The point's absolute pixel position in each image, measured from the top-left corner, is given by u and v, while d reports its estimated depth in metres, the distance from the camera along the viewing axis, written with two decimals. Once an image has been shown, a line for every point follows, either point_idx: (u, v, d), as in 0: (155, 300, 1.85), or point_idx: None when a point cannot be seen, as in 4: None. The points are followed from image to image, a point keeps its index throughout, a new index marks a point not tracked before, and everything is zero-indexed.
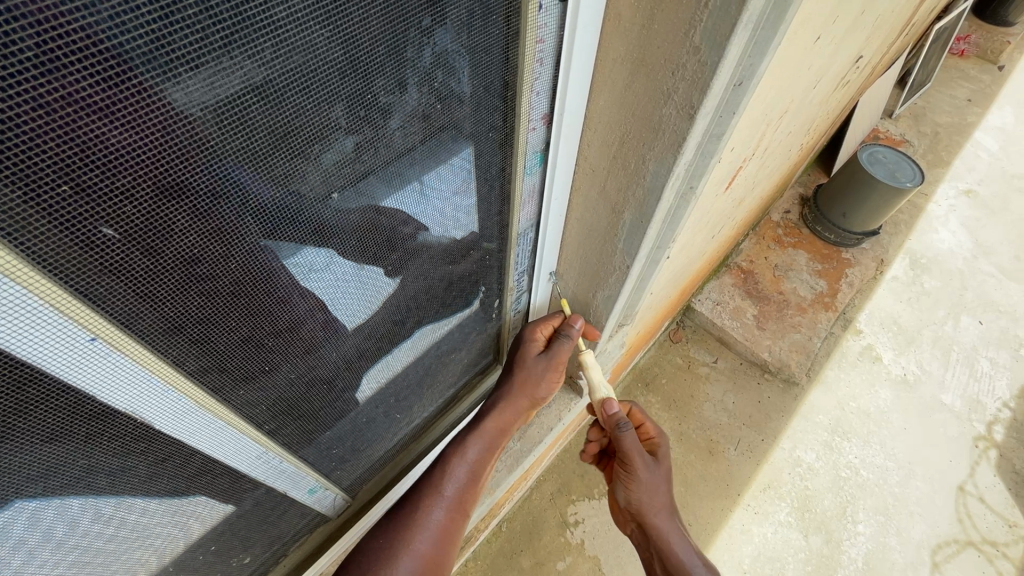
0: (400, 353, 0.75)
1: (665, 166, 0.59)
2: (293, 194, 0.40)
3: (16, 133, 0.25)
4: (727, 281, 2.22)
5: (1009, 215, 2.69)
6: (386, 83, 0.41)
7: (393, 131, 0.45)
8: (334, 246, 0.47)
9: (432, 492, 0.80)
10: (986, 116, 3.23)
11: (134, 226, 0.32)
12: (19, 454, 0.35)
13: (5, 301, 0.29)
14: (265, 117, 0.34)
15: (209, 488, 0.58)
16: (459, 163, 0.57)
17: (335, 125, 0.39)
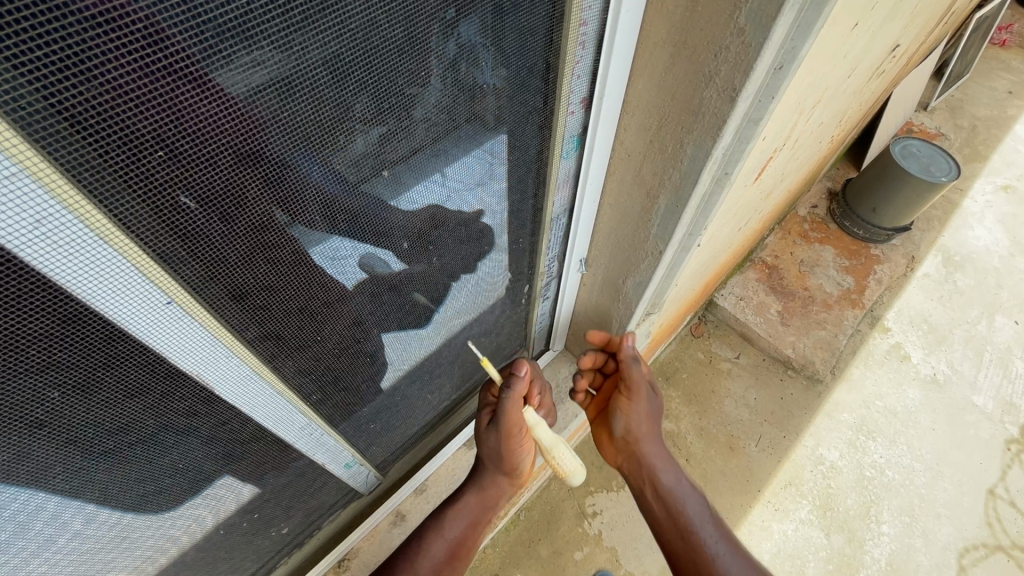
0: (425, 339, 0.77)
1: (703, 149, 0.59)
2: (331, 175, 0.40)
3: (112, 101, 0.27)
4: (751, 276, 2.20)
5: None
6: (410, 78, 0.41)
7: (416, 127, 0.45)
8: (380, 224, 0.49)
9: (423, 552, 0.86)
10: None
11: (210, 195, 0.34)
12: (109, 407, 0.38)
13: (100, 260, 0.31)
14: (318, 98, 0.35)
15: (253, 461, 0.60)
16: (489, 151, 0.57)
17: (374, 111, 0.40)
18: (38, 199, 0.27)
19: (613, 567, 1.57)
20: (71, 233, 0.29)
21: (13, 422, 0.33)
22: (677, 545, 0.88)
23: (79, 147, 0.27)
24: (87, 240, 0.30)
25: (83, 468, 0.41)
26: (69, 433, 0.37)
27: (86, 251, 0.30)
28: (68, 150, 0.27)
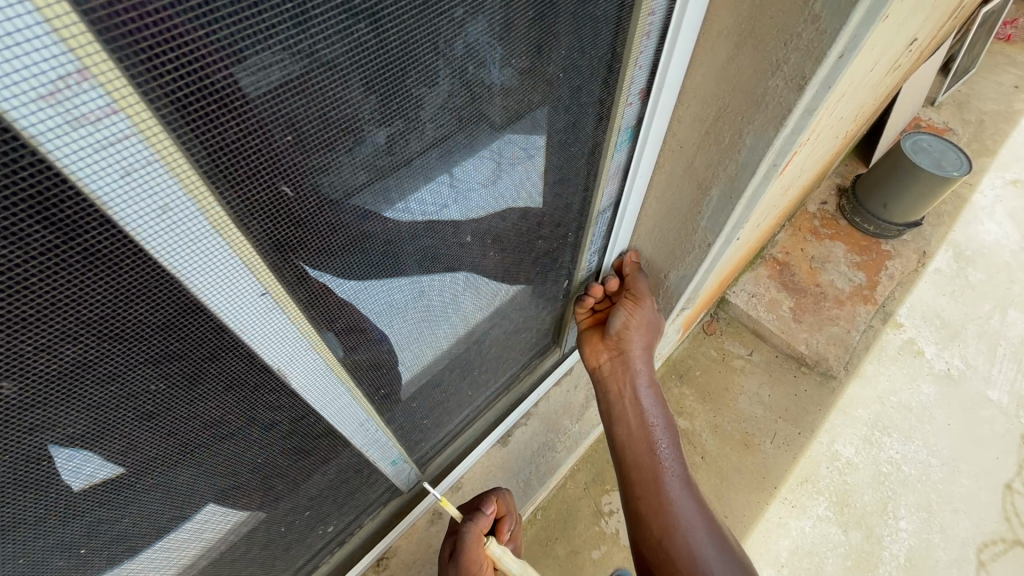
0: (439, 341, 0.70)
1: (764, 139, 0.59)
2: (328, 180, 0.35)
3: (223, 94, 0.27)
4: (762, 273, 2.19)
5: None
6: (419, 79, 0.36)
7: (424, 126, 0.40)
8: (441, 215, 0.50)
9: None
10: None
11: (308, 182, 0.34)
12: (210, 400, 0.38)
13: (212, 254, 0.32)
14: (331, 95, 0.31)
15: (307, 469, 0.58)
16: (496, 149, 0.51)
17: (380, 111, 0.35)
18: (154, 188, 0.27)
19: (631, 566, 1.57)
20: (188, 227, 0.30)
21: (127, 415, 0.33)
22: (645, 483, 0.91)
23: (192, 142, 0.27)
24: (202, 234, 0.30)
25: (179, 470, 0.41)
26: (173, 430, 0.37)
27: (200, 244, 0.31)
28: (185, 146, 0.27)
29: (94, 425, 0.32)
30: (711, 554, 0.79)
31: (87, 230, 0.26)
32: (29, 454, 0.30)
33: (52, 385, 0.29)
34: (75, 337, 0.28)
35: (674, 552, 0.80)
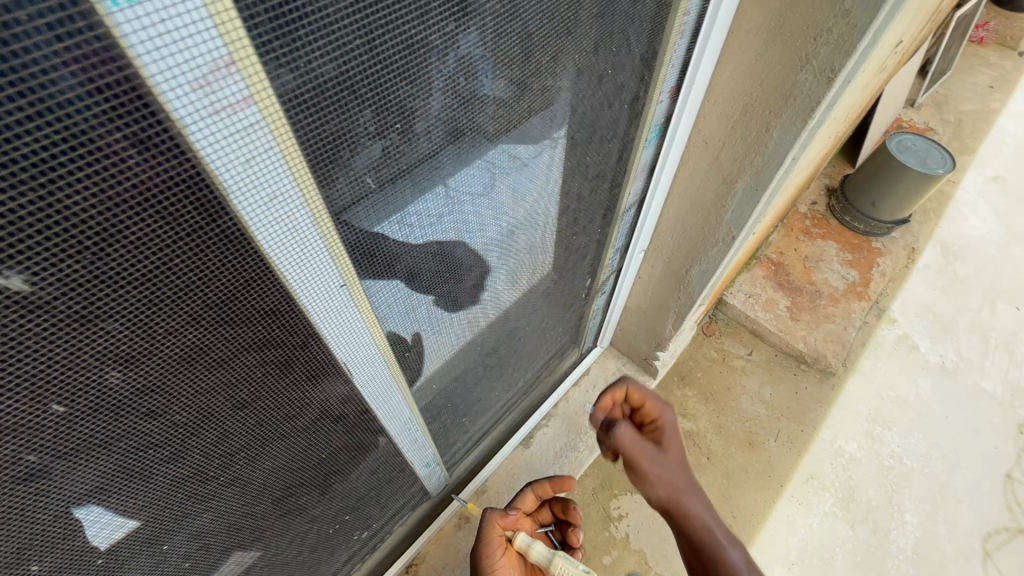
0: (454, 348, 0.70)
1: (792, 132, 0.61)
2: (326, 191, 0.36)
3: (326, 106, 0.32)
4: (758, 273, 2.23)
5: None
6: (411, 90, 0.37)
7: (420, 139, 0.40)
8: (462, 207, 0.51)
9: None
10: (1008, 102, 3.22)
11: (385, 173, 0.40)
12: (289, 390, 0.44)
13: (306, 249, 0.37)
14: (403, 97, 0.36)
15: (350, 468, 0.59)
16: (491, 160, 0.50)
17: (376, 123, 0.36)
18: (264, 180, 0.31)
19: (643, 570, 1.56)
20: (292, 224, 0.35)
21: (224, 401, 0.39)
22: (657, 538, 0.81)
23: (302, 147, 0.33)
24: (303, 230, 0.35)
25: (264, 449, 0.46)
26: (262, 409, 0.43)
27: (300, 241, 0.36)
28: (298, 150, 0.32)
29: (198, 405, 0.38)
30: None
31: (218, 228, 0.31)
32: (146, 431, 0.36)
33: (172, 366, 0.34)
34: (197, 321, 0.34)
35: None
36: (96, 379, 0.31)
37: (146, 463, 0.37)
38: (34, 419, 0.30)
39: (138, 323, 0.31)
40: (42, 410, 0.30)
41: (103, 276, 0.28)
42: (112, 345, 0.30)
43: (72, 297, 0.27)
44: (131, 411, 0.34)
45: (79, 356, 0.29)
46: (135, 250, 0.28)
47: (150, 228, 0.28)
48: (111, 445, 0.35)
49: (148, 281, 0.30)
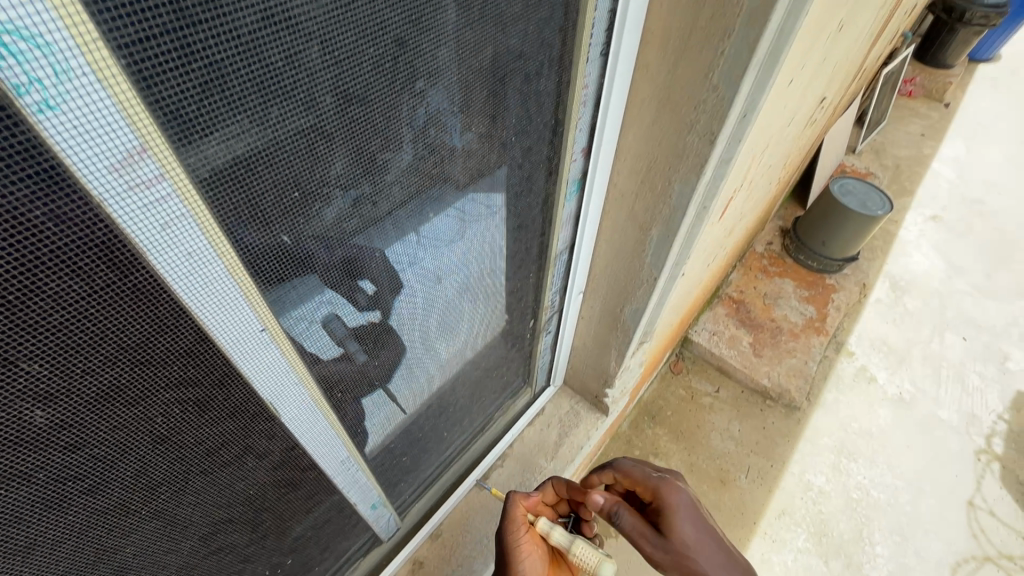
0: (413, 383, 0.76)
1: (688, 186, 0.70)
2: (255, 240, 0.37)
3: (252, 158, 0.33)
4: (720, 311, 2.32)
5: (971, 238, 2.92)
6: (381, 144, 0.42)
7: (388, 187, 0.46)
8: (431, 252, 0.59)
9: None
10: (939, 149, 3.53)
11: (317, 228, 0.41)
12: (212, 425, 0.43)
13: (224, 295, 0.37)
14: (336, 151, 0.38)
15: (283, 508, 0.60)
16: (461, 208, 0.59)
17: (347, 172, 0.40)
18: (181, 232, 0.32)
19: None
20: (209, 272, 0.35)
21: (142, 438, 0.38)
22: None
23: (220, 196, 0.33)
24: (219, 277, 0.35)
25: (181, 491, 0.45)
26: (178, 453, 0.42)
27: (215, 288, 0.36)
28: (216, 199, 0.33)
29: (106, 453, 0.36)
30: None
31: (127, 280, 0.31)
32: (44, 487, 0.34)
33: (78, 416, 0.33)
34: (104, 371, 0.33)
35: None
36: None
37: (53, 508, 0.36)
38: None
39: (43, 364, 0.30)
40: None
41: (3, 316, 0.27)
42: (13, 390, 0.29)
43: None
44: (30, 468, 0.32)
45: None
46: (39, 294, 0.27)
47: (55, 270, 0.28)
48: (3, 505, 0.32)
49: (50, 334, 0.29)
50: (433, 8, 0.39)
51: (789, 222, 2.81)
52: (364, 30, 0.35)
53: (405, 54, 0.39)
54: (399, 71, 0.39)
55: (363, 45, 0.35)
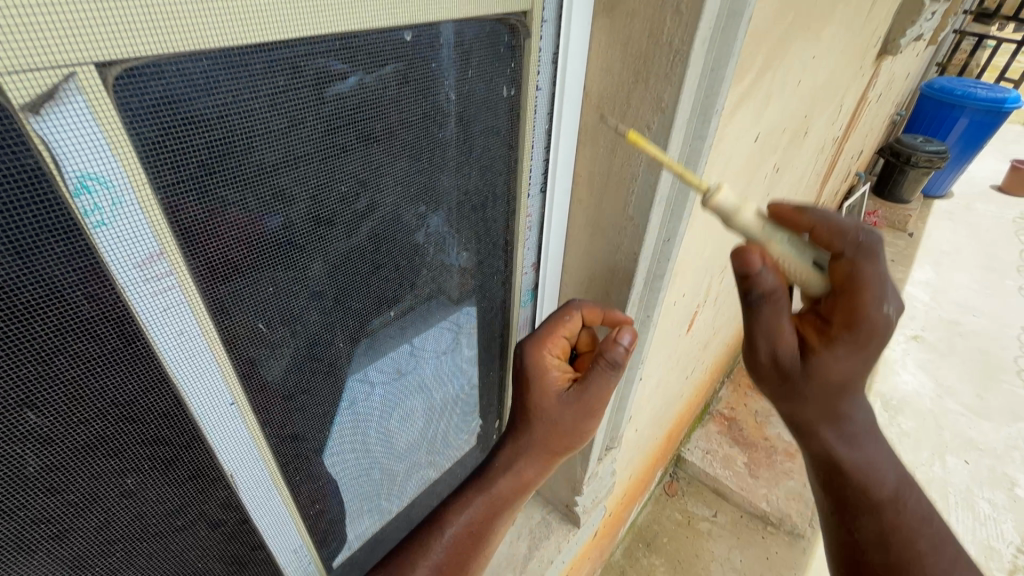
0: (393, 483, 0.84)
1: (623, 296, 0.81)
2: (235, 326, 0.46)
3: (244, 264, 0.44)
4: (713, 428, 2.33)
5: (957, 359, 3.01)
6: (379, 257, 0.58)
7: (394, 287, 0.63)
8: (422, 355, 0.76)
9: (434, 534, 0.76)
10: (911, 273, 3.77)
11: (290, 320, 0.51)
12: (173, 487, 0.48)
13: (201, 367, 0.45)
14: (313, 261, 0.50)
15: None
16: (453, 320, 0.78)
17: (322, 277, 0.51)
18: (177, 314, 0.41)
19: None
20: (192, 347, 0.43)
21: (110, 491, 0.44)
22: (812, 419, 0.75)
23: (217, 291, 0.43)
24: (200, 351, 0.44)
25: (133, 552, 0.49)
26: (136, 512, 0.47)
27: (195, 360, 0.44)
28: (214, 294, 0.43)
29: (75, 504, 0.42)
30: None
31: (125, 348, 0.39)
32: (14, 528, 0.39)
33: (60, 464, 0.39)
34: (90, 424, 0.40)
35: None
36: None
37: (21, 553, 0.40)
38: None
39: (49, 414, 0.37)
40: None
41: (33, 371, 0.35)
42: (23, 433, 0.36)
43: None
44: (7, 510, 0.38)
45: None
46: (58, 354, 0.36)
47: (74, 338, 0.36)
48: None
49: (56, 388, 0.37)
50: (389, 159, 0.53)
51: None
52: (338, 176, 0.48)
53: (370, 192, 0.52)
54: (366, 202, 0.52)
55: (336, 188, 0.48)
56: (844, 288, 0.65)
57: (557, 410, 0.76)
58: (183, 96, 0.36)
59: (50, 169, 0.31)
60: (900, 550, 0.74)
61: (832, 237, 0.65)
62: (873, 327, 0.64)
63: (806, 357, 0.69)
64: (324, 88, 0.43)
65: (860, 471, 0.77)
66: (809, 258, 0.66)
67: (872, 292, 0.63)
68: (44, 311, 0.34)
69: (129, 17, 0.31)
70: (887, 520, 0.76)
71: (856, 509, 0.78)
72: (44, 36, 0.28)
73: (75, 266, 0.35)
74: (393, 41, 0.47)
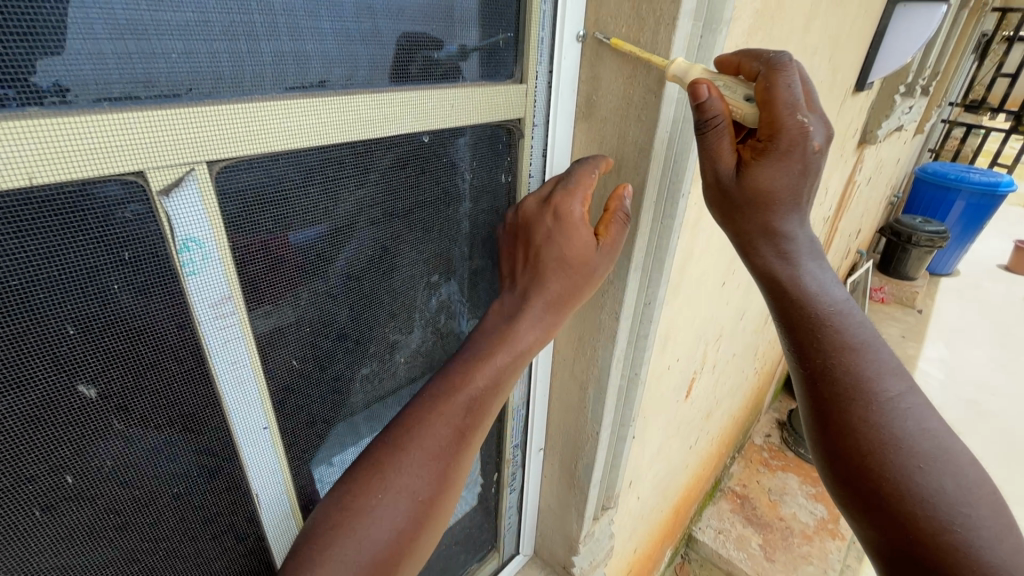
0: None
1: (609, 350, 0.90)
2: (276, 361, 0.57)
3: (287, 310, 0.55)
4: (724, 506, 2.48)
5: (977, 438, 2.98)
6: (398, 315, 0.70)
7: (411, 342, 0.75)
8: None
9: (441, 399, 0.60)
10: (923, 349, 3.79)
11: (319, 359, 0.61)
12: (209, 497, 0.56)
13: (246, 391, 0.55)
14: (343, 312, 0.61)
15: None
16: None
17: (349, 325, 0.63)
18: (235, 345, 0.52)
19: None
20: (241, 374, 0.53)
21: (161, 495, 0.52)
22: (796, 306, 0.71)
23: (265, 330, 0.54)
24: (247, 378, 0.54)
25: (167, 559, 0.56)
26: (175, 518, 0.54)
27: (242, 385, 0.54)
28: (264, 332, 0.54)
29: (132, 504, 0.50)
30: (977, 482, 0.60)
31: (192, 370, 0.50)
32: (85, 518, 0.47)
33: (130, 466, 0.48)
34: (157, 432, 0.49)
35: (922, 528, 0.58)
36: (73, 467, 0.45)
37: (88, 541, 0.48)
38: (24, 491, 0.42)
39: (129, 420, 0.47)
40: (46, 478, 0.43)
41: (128, 381, 0.46)
42: (112, 433, 0.46)
43: (102, 396, 0.45)
44: (82, 501, 0.46)
45: (75, 444, 0.44)
46: (146, 370, 0.46)
47: (157, 359, 0.47)
48: (54, 528, 0.45)
49: (139, 399, 0.47)
50: (408, 230, 0.66)
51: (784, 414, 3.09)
52: (367, 243, 0.61)
53: (390, 254, 0.64)
54: (386, 264, 0.65)
55: (363, 250, 0.61)
56: (762, 104, 0.62)
57: (566, 247, 0.68)
58: (261, 186, 0.49)
59: (168, 232, 0.44)
60: (872, 429, 0.63)
61: (745, 62, 0.65)
62: (793, 137, 0.61)
63: (740, 179, 0.66)
64: (363, 178, 0.57)
65: (843, 333, 0.68)
66: (745, 92, 0.65)
67: (783, 97, 0.60)
68: (145, 335, 0.45)
69: (230, 130, 0.45)
70: (862, 393, 0.65)
71: (829, 380, 0.68)
72: (181, 143, 0.42)
73: (169, 303, 0.46)
74: (415, 142, 0.61)
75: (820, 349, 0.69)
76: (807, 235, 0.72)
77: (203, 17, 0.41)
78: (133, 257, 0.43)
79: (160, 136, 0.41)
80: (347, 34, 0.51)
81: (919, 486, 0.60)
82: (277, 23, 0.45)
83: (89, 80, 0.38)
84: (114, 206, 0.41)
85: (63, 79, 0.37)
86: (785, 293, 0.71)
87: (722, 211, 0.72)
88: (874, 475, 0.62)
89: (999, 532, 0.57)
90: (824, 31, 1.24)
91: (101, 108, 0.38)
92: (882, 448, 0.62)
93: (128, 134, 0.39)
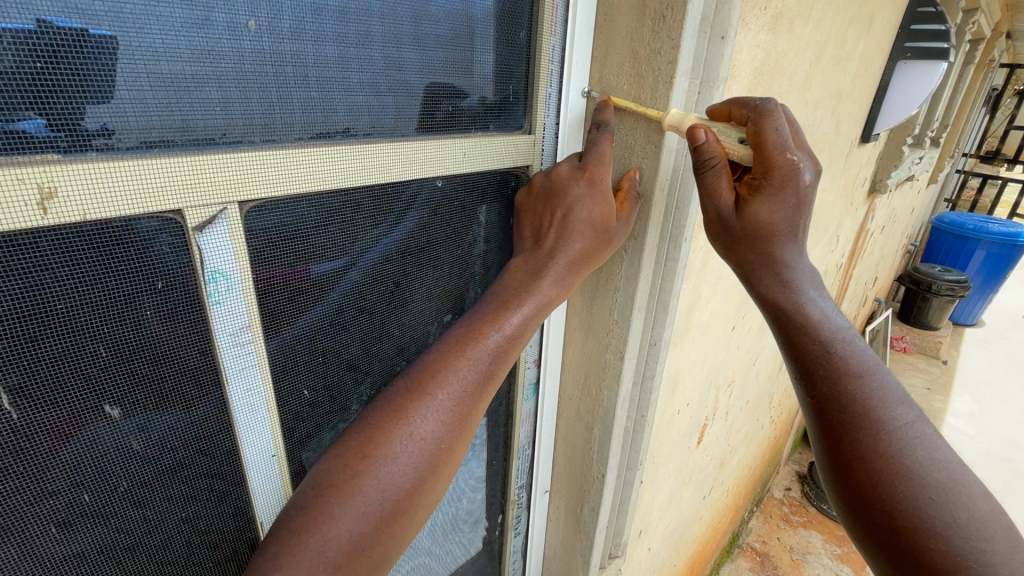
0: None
1: (614, 391, 0.91)
2: (287, 390, 0.59)
3: (300, 341, 0.58)
4: (743, 564, 2.38)
5: (1013, 498, 2.83)
6: (409, 350, 0.73)
7: None
8: None
9: (465, 345, 0.61)
10: (950, 402, 3.66)
11: (328, 390, 0.64)
12: (216, 522, 0.58)
13: (258, 418, 0.57)
14: (354, 345, 0.64)
15: None
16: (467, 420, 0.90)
17: (359, 357, 0.66)
18: (249, 373, 0.55)
19: None
20: (254, 401, 0.56)
21: (170, 517, 0.54)
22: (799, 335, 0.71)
23: (279, 359, 0.57)
24: (259, 405, 0.57)
25: None
26: (181, 543, 0.56)
27: (255, 412, 0.57)
28: (279, 361, 0.57)
29: (142, 525, 0.52)
30: (989, 513, 0.60)
31: (208, 395, 0.52)
32: (96, 536, 0.49)
33: (142, 485, 0.50)
34: (170, 453, 0.52)
35: (937, 561, 0.58)
36: (91, 484, 0.47)
37: (97, 560, 0.50)
38: (44, 505, 0.45)
39: (146, 441, 0.49)
40: (66, 493, 0.46)
41: (150, 402, 0.49)
42: (131, 452, 0.49)
43: (125, 416, 0.47)
44: (96, 519, 0.48)
45: (95, 462, 0.47)
46: (165, 392, 0.49)
47: (176, 383, 0.50)
48: (67, 544, 0.47)
49: (156, 420, 0.50)
50: (419, 268, 0.69)
51: (805, 466, 2.99)
52: (380, 279, 0.64)
53: (402, 289, 0.68)
54: (397, 299, 0.68)
55: (376, 286, 0.64)
56: (754, 146, 0.65)
57: (591, 210, 0.69)
58: (284, 224, 0.53)
59: (198, 263, 0.48)
60: (883, 458, 0.63)
61: (732, 107, 0.68)
62: (785, 174, 0.65)
63: (739, 215, 0.69)
64: (378, 218, 0.61)
65: (849, 363, 0.68)
66: (738, 134, 0.68)
67: (774, 140, 0.63)
68: (169, 358, 0.49)
69: (259, 174, 0.49)
70: (868, 421, 0.65)
71: (837, 407, 0.67)
72: (214, 185, 0.47)
73: (193, 329, 0.49)
74: (428, 186, 0.65)
75: (826, 380, 0.68)
76: (805, 263, 0.74)
77: (243, 75, 0.47)
78: (164, 285, 0.47)
79: (195, 178, 0.45)
80: (368, 87, 0.56)
81: (931, 517, 0.59)
82: (307, 78, 0.51)
83: (131, 124, 0.42)
84: (152, 239, 0.45)
85: (110, 122, 0.41)
86: (789, 322, 0.72)
87: (723, 243, 0.74)
88: (886, 504, 0.62)
89: (1014, 563, 0.56)
90: (824, 86, 1.30)
91: (146, 152, 0.43)
92: (893, 476, 0.62)
93: (170, 176, 0.44)
